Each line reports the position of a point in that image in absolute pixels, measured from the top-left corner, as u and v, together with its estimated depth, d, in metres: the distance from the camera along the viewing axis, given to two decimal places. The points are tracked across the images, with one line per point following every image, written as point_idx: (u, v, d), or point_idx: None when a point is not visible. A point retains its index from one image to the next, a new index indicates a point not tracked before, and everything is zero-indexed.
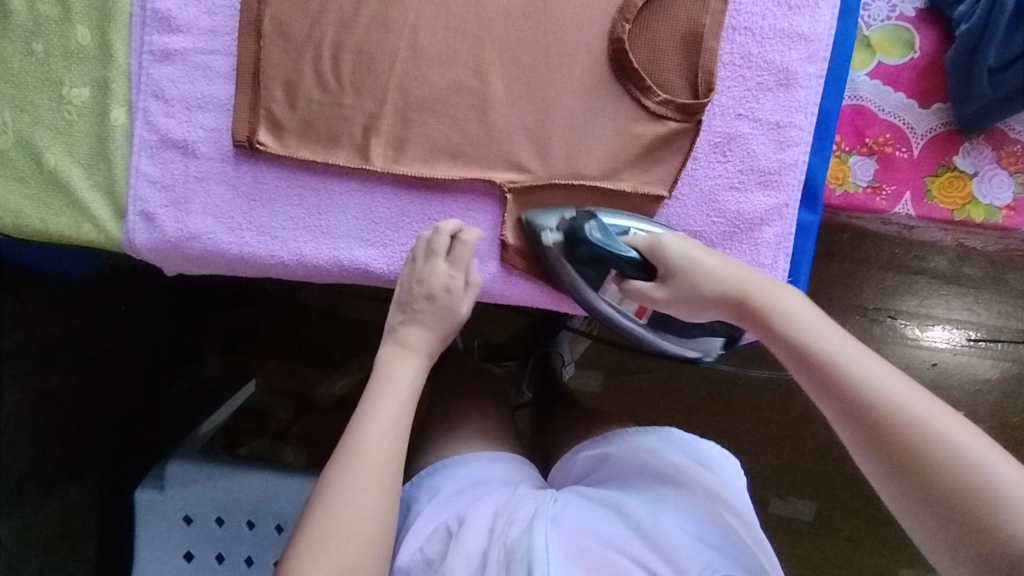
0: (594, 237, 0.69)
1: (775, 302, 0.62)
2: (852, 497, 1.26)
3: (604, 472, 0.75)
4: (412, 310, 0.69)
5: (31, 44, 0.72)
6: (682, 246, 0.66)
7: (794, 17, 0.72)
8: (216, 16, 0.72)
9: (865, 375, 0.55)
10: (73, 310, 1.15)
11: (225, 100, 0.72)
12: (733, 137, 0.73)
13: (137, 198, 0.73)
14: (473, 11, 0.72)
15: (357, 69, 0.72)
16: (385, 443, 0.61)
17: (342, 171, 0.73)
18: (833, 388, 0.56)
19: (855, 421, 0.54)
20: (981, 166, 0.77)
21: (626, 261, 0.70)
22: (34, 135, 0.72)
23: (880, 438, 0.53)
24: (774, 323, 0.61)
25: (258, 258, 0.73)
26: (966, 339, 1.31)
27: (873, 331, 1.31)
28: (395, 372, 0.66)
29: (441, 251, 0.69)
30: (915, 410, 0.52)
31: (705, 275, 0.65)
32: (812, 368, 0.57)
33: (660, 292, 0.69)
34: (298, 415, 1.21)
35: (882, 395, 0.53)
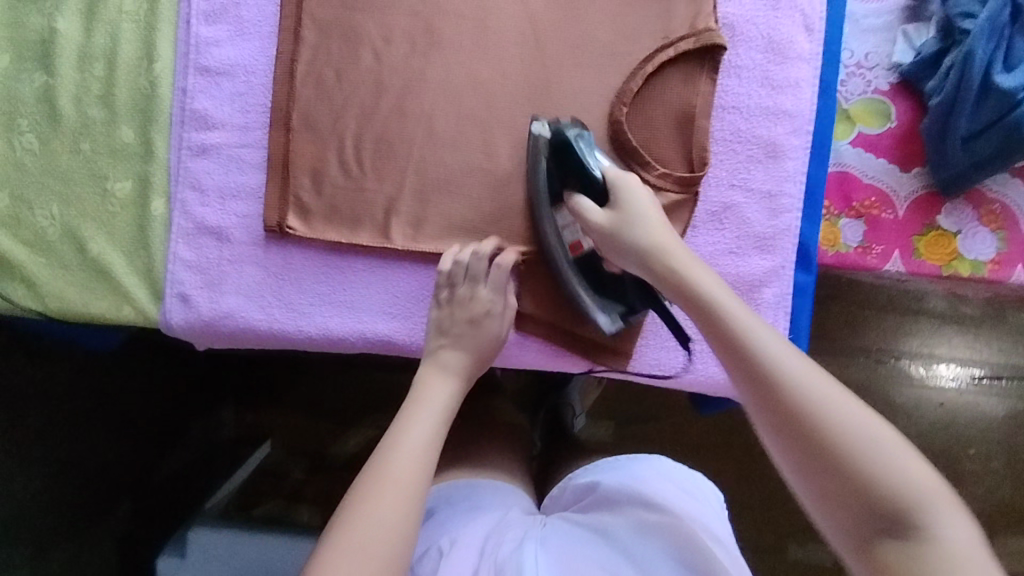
0: (574, 139, 0.70)
1: (691, 265, 0.62)
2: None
3: (594, 499, 0.76)
4: (451, 334, 0.73)
5: (79, 143, 0.79)
6: (636, 189, 0.67)
7: (777, 95, 0.78)
8: (249, 113, 0.78)
9: (766, 336, 0.56)
10: (100, 380, 1.18)
11: (256, 188, 0.78)
12: (728, 207, 0.78)
13: (175, 282, 0.78)
14: (483, 98, 0.78)
15: (378, 157, 0.78)
16: (412, 468, 0.62)
17: (364, 250, 0.78)
18: (731, 341, 0.56)
19: (747, 379, 0.55)
20: (964, 224, 0.82)
21: (586, 176, 0.69)
22: (79, 226, 0.78)
23: (766, 389, 0.54)
24: (687, 279, 0.61)
25: (287, 333, 0.78)
26: (971, 377, 1.34)
27: (879, 372, 1.34)
28: (429, 398, 0.69)
29: (480, 276, 0.74)
30: (805, 375, 0.53)
31: (643, 228, 0.65)
32: (710, 322, 0.58)
33: (603, 224, 0.67)
34: (313, 475, 1.23)
35: (776, 359, 0.54)
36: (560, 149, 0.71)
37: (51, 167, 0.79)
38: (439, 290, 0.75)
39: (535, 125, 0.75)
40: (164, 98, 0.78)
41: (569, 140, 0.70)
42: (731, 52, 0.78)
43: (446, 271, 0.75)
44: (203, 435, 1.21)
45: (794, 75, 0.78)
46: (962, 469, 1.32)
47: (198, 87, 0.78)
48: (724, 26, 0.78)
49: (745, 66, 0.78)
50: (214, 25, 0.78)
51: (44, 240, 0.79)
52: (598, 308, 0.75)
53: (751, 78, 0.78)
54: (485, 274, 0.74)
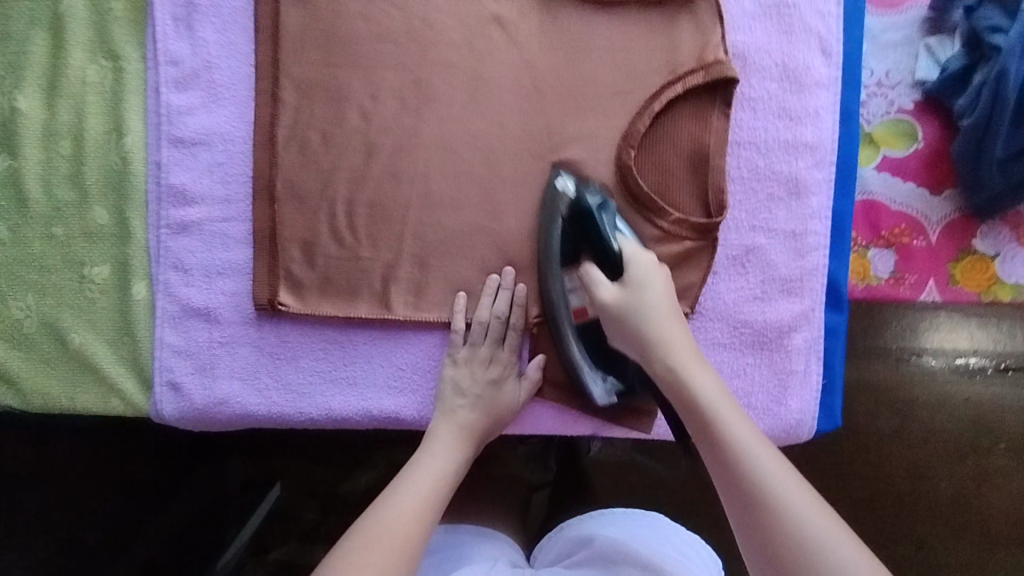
0: (599, 209, 0.69)
1: (688, 360, 0.62)
2: (914, 549, 1.13)
3: (589, 556, 0.68)
4: (471, 396, 0.69)
5: (51, 228, 0.73)
6: (647, 270, 0.67)
7: (795, 127, 0.72)
8: (230, 184, 0.73)
9: (751, 441, 0.56)
10: (86, 455, 0.97)
11: (244, 264, 0.73)
12: (750, 249, 0.73)
13: (164, 369, 0.73)
14: (480, 153, 0.72)
15: (371, 221, 0.72)
16: (408, 532, 0.58)
17: (363, 322, 0.73)
18: (716, 439, 0.57)
19: (730, 482, 0.55)
20: (1002, 247, 0.77)
21: (605, 248, 0.68)
22: (57, 317, 0.73)
23: (743, 490, 0.54)
24: (680, 374, 0.62)
25: (286, 415, 0.73)
26: (996, 365, 1.14)
27: (900, 374, 1.13)
28: (431, 454, 0.66)
29: (498, 338, 0.72)
30: (790, 493, 0.52)
31: (643, 317, 0.65)
32: (699, 418, 0.59)
33: (610, 303, 0.67)
34: (327, 516, 1.00)
35: (761, 471, 0.54)
36: (581, 216, 0.69)
37: (23, 256, 0.73)
38: (454, 347, 0.72)
39: (558, 178, 0.71)
40: (138, 175, 0.73)
41: (594, 210, 0.69)
42: (744, 84, 0.72)
43: (463, 334, 0.72)
44: (202, 491, 0.93)
45: (812, 105, 0.72)
46: (994, 467, 1.13)
47: (174, 160, 0.72)
48: (735, 56, 0.72)
49: (759, 97, 0.72)
50: (186, 92, 0.72)
51: (21, 334, 0.73)
52: (597, 379, 0.71)
53: (767, 110, 0.72)
54: (503, 335, 0.72)
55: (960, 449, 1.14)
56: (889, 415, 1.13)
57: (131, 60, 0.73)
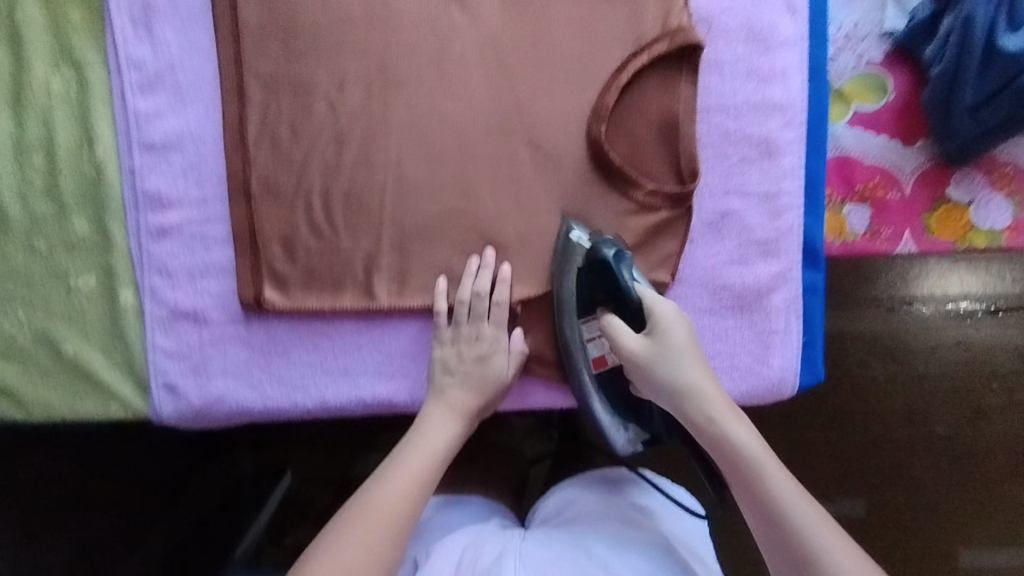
0: (616, 261, 0.68)
1: (727, 414, 0.62)
2: (913, 491, 1.15)
3: (573, 511, 0.72)
4: (459, 372, 0.70)
5: (32, 241, 0.73)
6: (674, 319, 0.65)
7: (764, 88, 0.72)
8: (205, 186, 0.73)
9: (797, 503, 0.57)
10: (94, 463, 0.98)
11: (227, 264, 0.74)
12: (726, 214, 0.73)
13: (158, 371, 0.74)
14: (451, 135, 0.72)
15: (349, 212, 0.73)
16: (397, 510, 0.61)
17: (349, 312, 0.74)
18: (761, 497, 0.58)
19: (777, 541, 0.57)
20: (976, 193, 0.78)
21: (625, 299, 0.68)
22: (48, 328, 0.74)
23: (790, 549, 0.56)
24: (719, 427, 0.61)
25: (282, 408, 0.75)
26: (984, 309, 1.16)
27: (893, 325, 1.15)
28: (427, 431, 0.67)
29: (482, 313, 0.71)
30: (840, 559, 0.54)
31: (675, 365, 0.63)
32: (743, 473, 0.60)
33: (639, 350, 0.65)
34: (339, 497, 1.02)
35: (810, 534, 0.55)
36: (598, 270, 0.69)
37: (9, 271, 0.74)
38: (439, 328, 0.72)
39: (568, 228, 0.72)
40: (113, 183, 0.73)
41: (613, 261, 0.68)
42: (710, 47, 0.72)
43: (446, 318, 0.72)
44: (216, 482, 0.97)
45: (780, 64, 0.72)
46: (990, 406, 1.16)
47: (147, 166, 0.72)
48: (699, 20, 0.72)
49: (727, 60, 0.72)
50: (151, 96, 0.72)
51: (16, 348, 0.74)
52: (618, 430, 0.75)
53: (735, 72, 0.72)
54: (487, 310, 0.72)
55: (954, 394, 1.16)
56: (886, 364, 1.15)
57: (93, 67, 0.72)
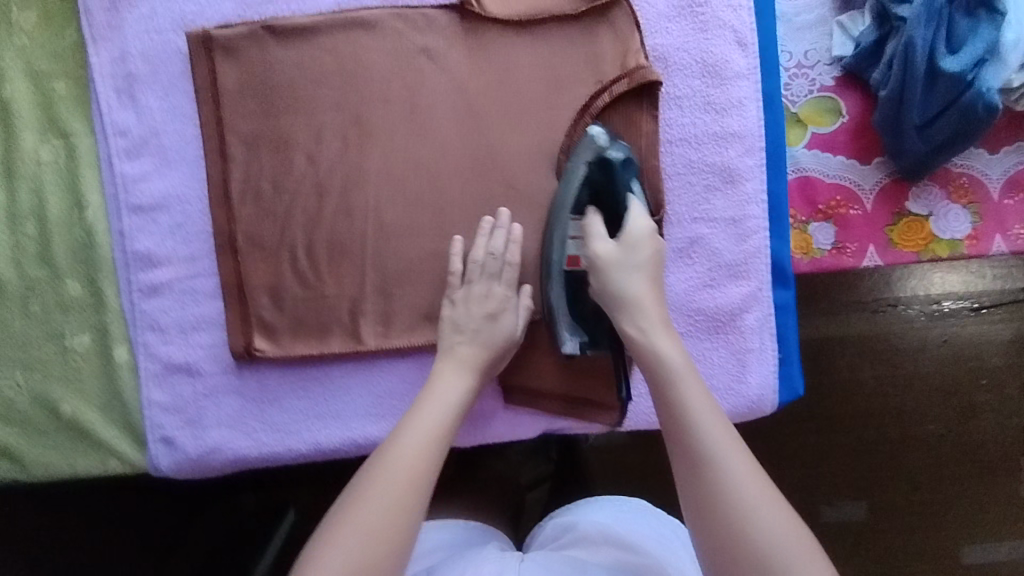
0: (622, 165, 0.71)
1: (659, 330, 0.64)
2: (909, 487, 1.17)
3: (572, 537, 0.73)
4: (469, 330, 0.70)
5: (27, 306, 0.76)
6: (645, 232, 0.69)
7: (722, 119, 0.75)
8: (192, 243, 0.76)
9: (705, 413, 0.57)
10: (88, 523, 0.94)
11: (217, 316, 0.76)
12: (695, 240, 0.76)
13: (154, 426, 0.76)
14: (426, 181, 0.75)
15: (333, 259, 0.75)
16: (420, 460, 0.59)
17: (337, 356, 0.76)
18: (671, 407, 0.58)
19: (676, 442, 0.57)
20: (935, 205, 0.81)
21: (619, 202, 0.71)
22: (46, 390, 0.76)
23: (690, 453, 0.55)
24: (648, 336, 0.64)
25: (277, 454, 0.77)
26: (969, 307, 1.17)
27: (879, 325, 1.16)
28: (437, 389, 0.66)
29: (496, 269, 0.72)
30: (733, 466, 0.53)
31: (622, 277, 0.67)
32: (659, 382, 0.61)
33: (609, 252, 0.68)
34: None
35: (706, 438, 0.55)
36: (604, 167, 0.71)
37: (6, 336, 0.76)
38: (452, 288, 0.73)
39: (590, 126, 0.73)
40: (103, 246, 0.76)
41: (618, 165, 0.71)
42: (668, 84, 0.75)
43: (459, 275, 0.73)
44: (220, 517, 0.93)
45: (735, 95, 0.76)
46: (979, 402, 1.17)
47: (136, 227, 0.75)
48: (655, 59, 0.75)
49: (684, 94, 0.76)
50: (137, 160, 0.75)
51: (16, 410, 0.76)
52: (568, 332, 0.73)
53: (693, 105, 0.76)
54: (499, 271, 0.73)
55: (945, 390, 1.17)
56: (874, 365, 1.16)
57: (81, 136, 0.76)
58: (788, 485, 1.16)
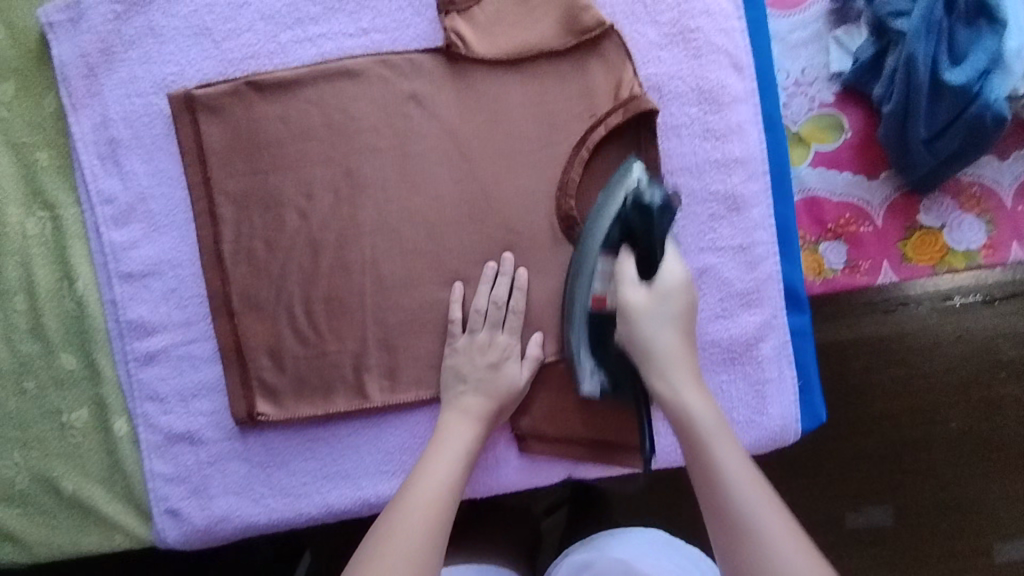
0: (661, 213, 0.67)
1: (687, 381, 0.64)
2: (929, 488, 1.06)
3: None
4: (472, 380, 0.69)
5: (21, 383, 0.74)
6: (679, 280, 0.67)
7: (723, 146, 0.73)
8: (187, 307, 0.74)
9: (730, 457, 0.57)
10: None
11: (217, 381, 0.74)
12: (704, 271, 0.74)
13: (159, 498, 0.74)
14: (423, 230, 0.73)
15: (331, 315, 0.73)
16: (435, 502, 0.58)
17: (343, 415, 0.74)
18: (703, 463, 0.58)
19: (702, 485, 0.57)
20: (947, 217, 0.79)
21: (652, 248, 0.68)
22: (46, 468, 0.74)
23: (722, 511, 0.55)
24: (678, 394, 0.63)
25: (287, 519, 0.74)
26: (983, 299, 1.06)
27: (890, 329, 1.04)
28: (449, 437, 0.65)
29: (498, 321, 0.71)
30: (758, 507, 0.53)
31: (651, 328, 0.66)
32: (690, 438, 0.60)
33: (642, 297, 0.67)
34: None
35: (729, 480, 0.56)
36: (641, 214, 0.67)
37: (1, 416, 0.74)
38: (453, 337, 0.72)
39: (629, 164, 0.70)
40: (96, 317, 0.74)
41: (656, 210, 0.67)
42: (664, 114, 0.73)
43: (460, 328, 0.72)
44: None
45: (734, 120, 0.74)
46: (1004, 398, 1.06)
47: (128, 295, 0.73)
48: (650, 89, 0.73)
49: (682, 123, 0.73)
50: (125, 227, 0.73)
51: (16, 491, 0.74)
52: (589, 372, 0.71)
53: (692, 133, 0.74)
54: (501, 318, 0.71)
55: (963, 384, 1.06)
56: (891, 368, 1.05)
57: (66, 206, 0.74)
58: (812, 497, 1.05)
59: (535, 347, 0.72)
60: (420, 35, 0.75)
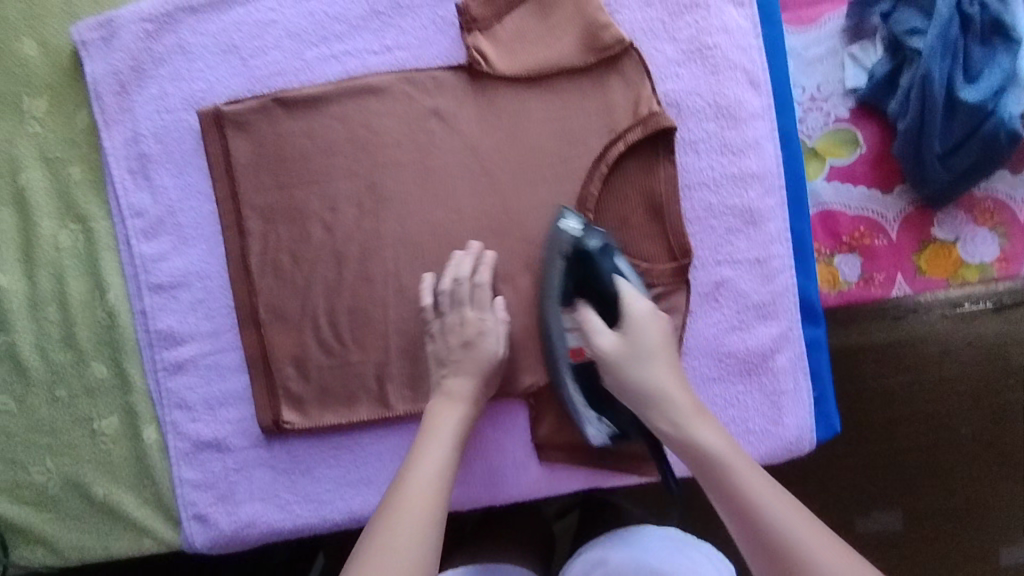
0: (603, 258, 0.70)
1: (693, 413, 0.64)
2: (937, 491, 1.07)
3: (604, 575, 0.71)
4: (450, 361, 0.70)
5: (54, 391, 0.76)
6: (643, 313, 0.68)
7: (740, 161, 0.75)
8: (215, 317, 0.76)
9: (758, 488, 0.57)
10: None
11: (243, 390, 0.76)
12: (720, 284, 0.75)
13: (188, 503, 0.76)
14: (445, 243, 0.75)
15: (355, 326, 0.75)
16: (427, 487, 0.60)
17: (365, 424, 0.76)
18: (733, 499, 0.57)
19: (740, 522, 0.56)
20: (961, 230, 0.80)
21: (604, 288, 0.70)
22: (77, 473, 0.76)
23: (767, 545, 0.54)
24: (685, 430, 0.63)
25: (312, 524, 0.76)
26: (991, 304, 1.03)
27: (899, 335, 1.02)
28: (438, 423, 0.66)
29: (464, 298, 0.71)
30: (801, 537, 0.53)
31: (642, 366, 0.66)
32: (711, 474, 0.60)
33: (613, 343, 0.67)
34: None
35: (766, 513, 0.55)
36: (583, 259, 0.70)
37: (34, 423, 0.76)
38: (428, 322, 0.73)
39: (559, 218, 0.72)
40: (126, 327, 0.76)
41: (595, 253, 0.70)
42: (682, 129, 0.75)
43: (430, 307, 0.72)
44: None
45: (751, 136, 0.75)
46: (1009, 402, 1.05)
47: (158, 306, 0.75)
48: (667, 105, 0.75)
49: (699, 139, 0.75)
50: (155, 239, 0.75)
51: (49, 497, 0.76)
52: (592, 420, 0.73)
53: (709, 149, 0.75)
54: (468, 294, 0.72)
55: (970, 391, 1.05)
56: (900, 373, 1.04)
57: (98, 219, 0.76)
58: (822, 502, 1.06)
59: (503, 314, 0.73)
60: (442, 52, 0.76)
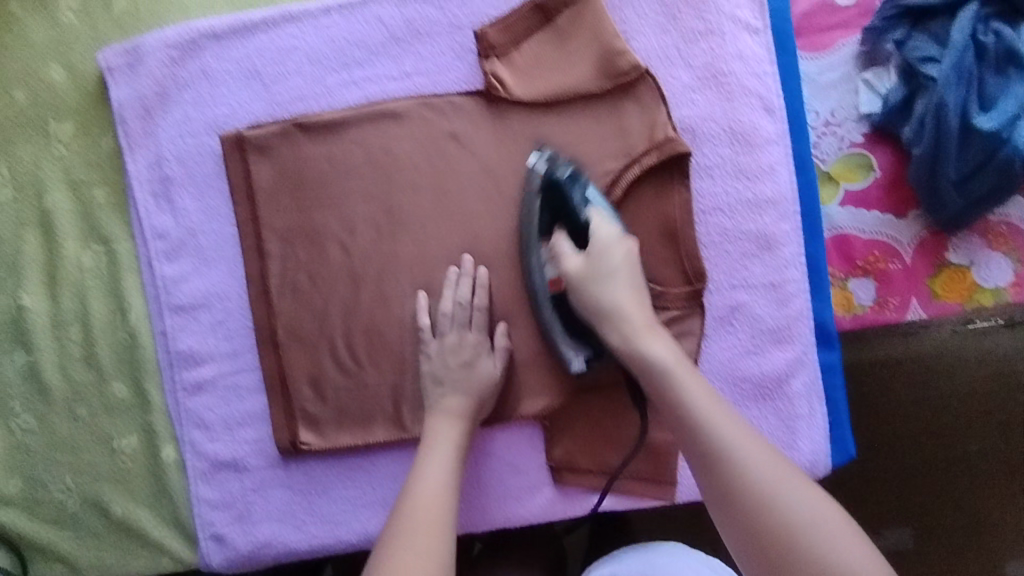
0: (573, 189, 0.70)
1: (645, 330, 0.66)
2: (948, 507, 1.02)
3: None
4: (449, 381, 0.71)
5: (75, 410, 0.77)
6: (609, 238, 0.68)
7: (754, 186, 0.75)
8: (233, 338, 0.77)
9: (699, 396, 0.59)
10: None
11: (261, 411, 0.77)
12: (736, 308, 0.75)
13: (205, 523, 0.76)
14: None
15: (371, 348, 0.75)
16: (437, 498, 0.60)
17: (381, 445, 0.76)
18: (676, 408, 0.59)
19: (682, 430, 0.58)
20: (975, 255, 0.80)
21: (575, 217, 0.70)
22: (96, 492, 0.77)
23: (705, 449, 0.56)
24: (635, 344, 0.65)
25: (328, 545, 0.76)
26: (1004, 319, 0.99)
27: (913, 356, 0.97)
28: (437, 437, 0.67)
29: (464, 322, 0.72)
30: (736, 440, 0.55)
31: (602, 285, 0.67)
32: (659, 386, 0.62)
33: (577, 266, 0.68)
34: None
35: (705, 419, 0.57)
36: (554, 190, 0.70)
37: (55, 442, 0.77)
38: (426, 343, 0.73)
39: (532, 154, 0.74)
40: (147, 347, 0.77)
41: (565, 182, 0.70)
42: (697, 155, 0.76)
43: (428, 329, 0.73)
44: None
45: (766, 161, 0.76)
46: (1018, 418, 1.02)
47: (177, 327, 0.76)
48: (683, 131, 0.76)
49: (714, 164, 0.76)
50: (176, 260, 0.76)
51: (69, 515, 0.77)
52: (573, 350, 0.71)
53: (724, 174, 0.76)
54: (468, 318, 0.73)
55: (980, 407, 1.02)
56: (912, 391, 1.01)
57: (121, 241, 0.77)
58: None
59: (501, 338, 0.73)
60: (461, 78, 0.77)
